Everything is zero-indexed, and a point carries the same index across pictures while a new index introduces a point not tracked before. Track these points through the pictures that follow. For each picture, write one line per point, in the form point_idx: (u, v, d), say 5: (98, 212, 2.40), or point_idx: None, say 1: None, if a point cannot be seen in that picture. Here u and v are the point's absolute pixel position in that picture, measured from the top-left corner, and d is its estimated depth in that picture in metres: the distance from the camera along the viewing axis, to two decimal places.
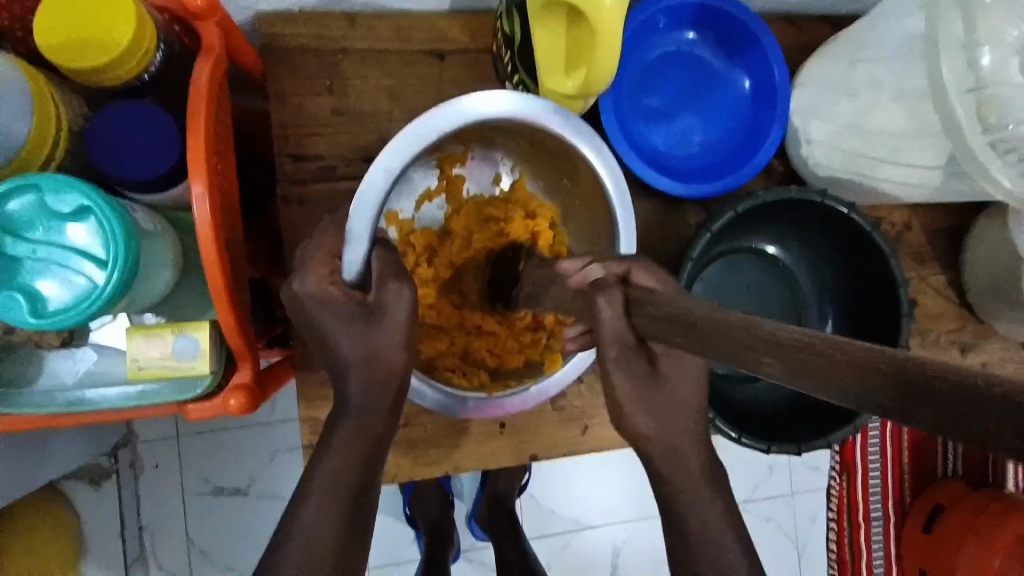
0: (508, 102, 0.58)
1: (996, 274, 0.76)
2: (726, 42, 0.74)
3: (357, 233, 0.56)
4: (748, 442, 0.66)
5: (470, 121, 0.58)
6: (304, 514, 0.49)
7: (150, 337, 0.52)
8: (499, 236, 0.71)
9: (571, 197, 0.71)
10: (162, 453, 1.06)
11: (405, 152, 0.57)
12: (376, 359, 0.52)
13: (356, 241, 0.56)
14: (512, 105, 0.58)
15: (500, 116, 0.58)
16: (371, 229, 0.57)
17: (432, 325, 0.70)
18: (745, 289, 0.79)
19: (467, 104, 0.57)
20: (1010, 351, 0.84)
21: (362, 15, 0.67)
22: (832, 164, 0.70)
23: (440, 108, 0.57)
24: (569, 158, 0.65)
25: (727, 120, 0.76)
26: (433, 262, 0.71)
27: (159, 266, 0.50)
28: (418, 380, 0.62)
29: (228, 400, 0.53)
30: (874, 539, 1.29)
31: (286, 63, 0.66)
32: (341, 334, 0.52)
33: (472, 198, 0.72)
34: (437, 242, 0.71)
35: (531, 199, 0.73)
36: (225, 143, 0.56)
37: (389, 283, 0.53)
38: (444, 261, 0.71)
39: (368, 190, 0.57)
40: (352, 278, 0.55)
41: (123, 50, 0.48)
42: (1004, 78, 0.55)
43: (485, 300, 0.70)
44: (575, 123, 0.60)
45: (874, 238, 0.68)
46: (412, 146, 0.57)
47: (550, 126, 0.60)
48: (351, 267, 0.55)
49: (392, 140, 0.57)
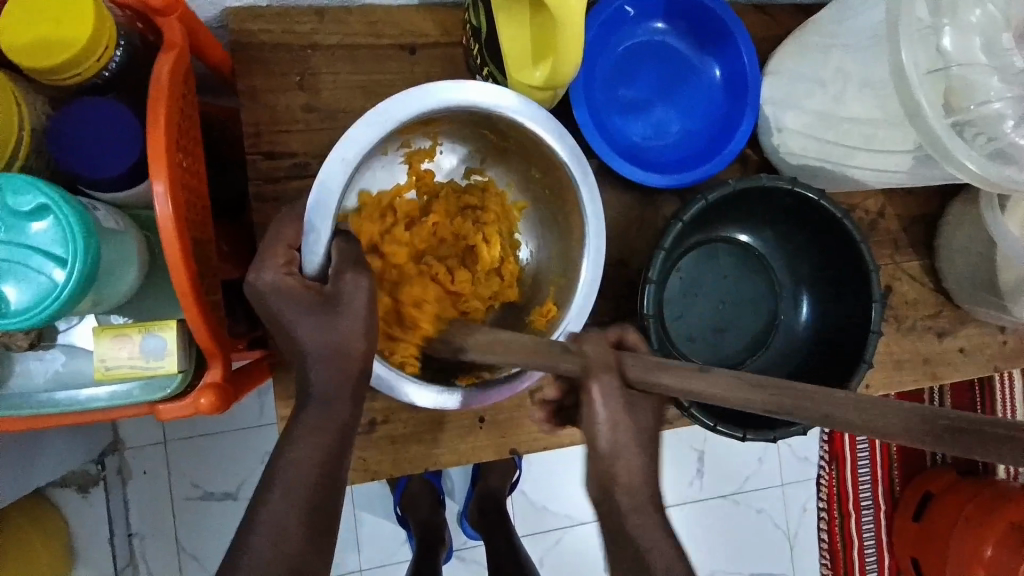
0: (469, 91, 0.59)
1: (971, 259, 0.78)
2: (695, 33, 0.75)
3: (316, 224, 0.56)
4: (723, 429, 0.67)
5: (435, 108, 0.59)
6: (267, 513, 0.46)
7: (115, 337, 0.51)
8: (474, 222, 0.72)
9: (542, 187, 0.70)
10: (149, 459, 1.05)
11: (370, 140, 0.57)
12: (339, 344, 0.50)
13: (315, 232, 0.56)
14: (473, 94, 0.59)
15: (458, 104, 0.59)
16: (332, 217, 0.57)
17: (392, 279, 0.66)
18: (724, 279, 0.78)
19: (433, 91, 0.58)
20: (987, 336, 0.86)
21: (332, 11, 0.67)
22: (803, 152, 0.71)
23: (403, 95, 0.57)
24: (535, 148, 0.65)
25: (701, 110, 0.76)
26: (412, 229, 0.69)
27: (123, 264, 0.50)
28: (380, 366, 0.60)
29: (199, 400, 0.52)
30: (864, 525, 1.31)
31: (256, 61, 0.66)
32: (301, 322, 0.51)
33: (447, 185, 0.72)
34: (416, 215, 0.71)
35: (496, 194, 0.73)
36: (191, 139, 0.55)
37: (346, 274, 0.53)
38: (422, 232, 0.70)
39: (326, 182, 0.56)
40: (312, 269, 0.55)
41: (85, 46, 0.48)
42: (969, 60, 0.56)
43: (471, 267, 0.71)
44: (539, 114, 0.61)
45: (844, 224, 0.68)
46: (370, 136, 0.57)
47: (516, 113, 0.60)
48: (311, 258, 0.55)
49: (354, 126, 0.57)
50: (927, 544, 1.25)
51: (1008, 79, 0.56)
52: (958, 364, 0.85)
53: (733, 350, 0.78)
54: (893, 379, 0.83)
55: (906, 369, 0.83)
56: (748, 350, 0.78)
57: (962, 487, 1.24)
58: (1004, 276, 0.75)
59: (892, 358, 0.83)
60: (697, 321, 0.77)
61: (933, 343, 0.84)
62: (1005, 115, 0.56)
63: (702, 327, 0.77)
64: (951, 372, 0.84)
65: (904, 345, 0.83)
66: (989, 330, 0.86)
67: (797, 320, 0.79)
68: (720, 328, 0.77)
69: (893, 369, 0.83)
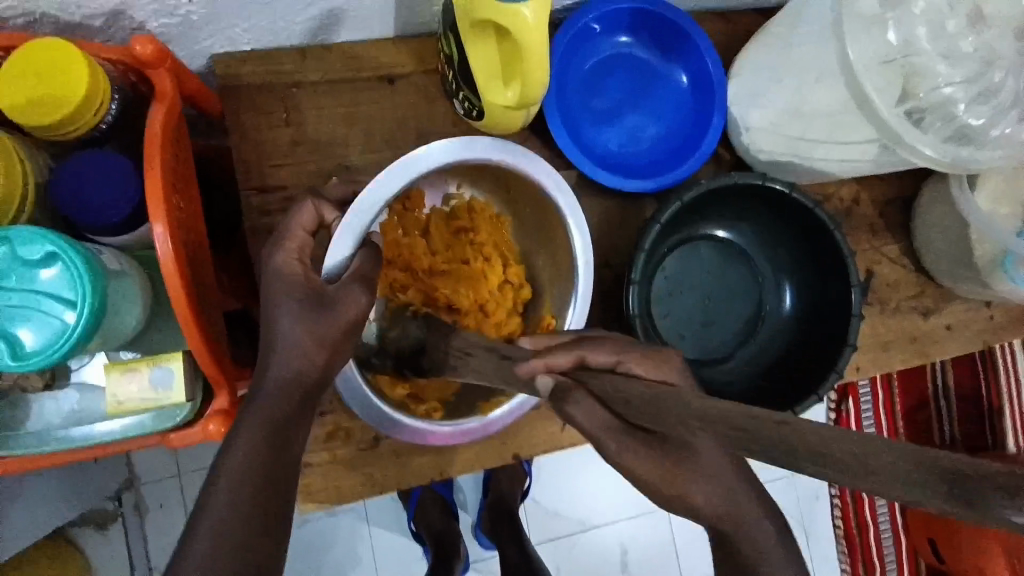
0: (440, 145, 0.63)
1: (946, 238, 0.80)
2: (660, 43, 0.78)
3: (346, 238, 0.61)
4: None
5: (439, 162, 0.64)
6: (265, 519, 0.49)
7: (125, 372, 0.54)
8: (470, 246, 0.75)
9: (520, 204, 0.75)
10: (164, 493, 1.06)
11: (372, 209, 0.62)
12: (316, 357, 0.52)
13: (342, 242, 0.60)
14: (445, 147, 0.64)
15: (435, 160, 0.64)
16: (357, 242, 0.61)
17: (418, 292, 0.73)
18: (707, 274, 0.81)
19: (414, 159, 0.63)
20: (972, 312, 0.88)
21: (313, 49, 0.71)
22: (772, 149, 0.74)
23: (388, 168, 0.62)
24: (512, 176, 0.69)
25: (673, 114, 0.79)
26: (428, 238, 0.74)
27: (128, 302, 0.53)
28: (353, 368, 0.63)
29: (208, 426, 0.56)
30: (878, 508, 1.36)
31: (243, 101, 0.69)
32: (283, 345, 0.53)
33: (435, 213, 0.75)
34: (424, 228, 0.74)
35: (481, 213, 0.76)
36: (185, 180, 0.59)
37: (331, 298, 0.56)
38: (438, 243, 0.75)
39: (350, 224, 0.61)
40: (332, 270, 0.59)
41: (81, 101, 0.51)
42: (916, 49, 0.59)
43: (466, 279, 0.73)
44: (512, 148, 0.65)
45: (817, 213, 0.71)
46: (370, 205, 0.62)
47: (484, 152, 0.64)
48: (334, 261, 0.59)
49: (352, 205, 0.62)
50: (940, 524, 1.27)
51: (953, 64, 0.59)
52: (945, 341, 0.87)
53: (720, 342, 0.80)
54: (882, 360, 0.85)
55: (893, 349, 0.85)
56: (733, 342, 0.80)
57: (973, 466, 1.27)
58: (978, 254, 0.78)
59: (879, 339, 0.85)
60: (681, 317, 0.79)
61: (917, 322, 0.86)
62: (956, 99, 0.59)
63: (687, 322, 0.79)
64: (938, 350, 0.86)
65: (889, 326, 0.85)
66: (974, 306, 0.88)
67: (781, 309, 0.81)
68: (707, 323, 0.80)
69: (882, 350, 0.85)
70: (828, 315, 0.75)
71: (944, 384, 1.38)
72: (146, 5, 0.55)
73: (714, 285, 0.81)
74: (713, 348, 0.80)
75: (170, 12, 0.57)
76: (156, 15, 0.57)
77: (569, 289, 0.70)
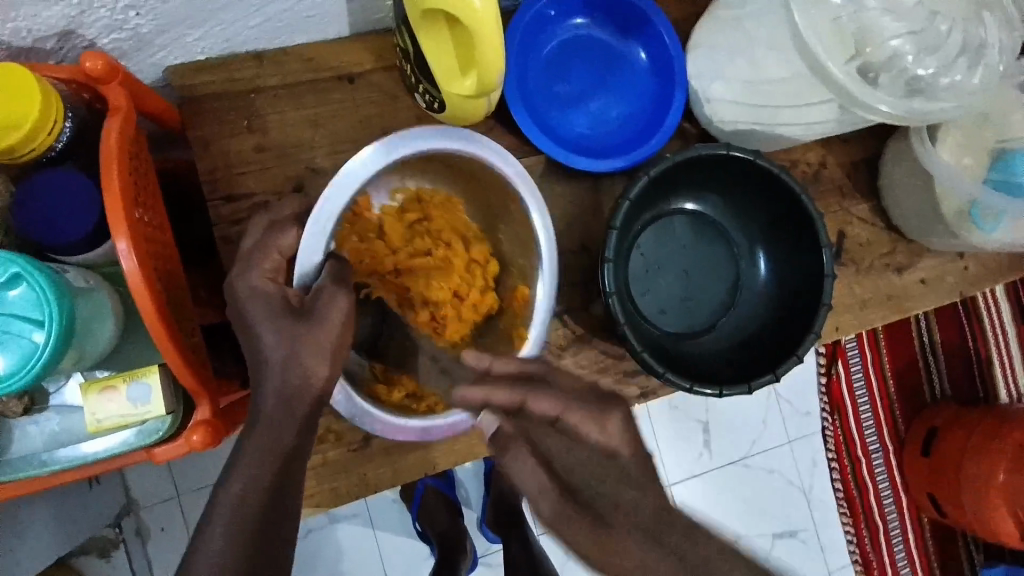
0: (364, 156, 0.61)
1: (913, 193, 0.81)
2: (616, 22, 0.79)
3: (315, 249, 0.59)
4: (699, 389, 0.69)
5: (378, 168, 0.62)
6: None
7: (103, 391, 0.54)
8: (428, 235, 0.73)
9: (466, 182, 0.72)
10: (165, 515, 1.06)
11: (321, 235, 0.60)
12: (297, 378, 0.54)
13: (312, 252, 0.59)
14: (368, 157, 0.62)
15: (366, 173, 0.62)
16: (322, 255, 0.59)
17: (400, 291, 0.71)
18: (682, 249, 0.82)
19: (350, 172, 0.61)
20: (946, 265, 0.89)
21: (269, 54, 0.70)
22: (735, 119, 0.74)
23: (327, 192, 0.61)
24: (446, 156, 0.67)
25: (635, 92, 0.80)
26: (385, 236, 0.71)
27: (98, 321, 0.53)
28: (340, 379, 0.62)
29: (191, 437, 0.55)
30: (876, 468, 1.40)
31: (203, 111, 0.69)
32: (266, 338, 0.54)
33: (383, 212, 0.71)
34: (378, 228, 0.71)
35: (431, 201, 0.73)
36: (149, 196, 0.59)
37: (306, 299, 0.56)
38: (396, 237, 0.71)
39: (309, 248, 0.59)
40: (308, 278, 0.59)
41: (36, 122, 0.51)
42: (860, 8, 0.60)
43: (439, 266, 0.71)
44: (441, 133, 0.64)
45: (783, 179, 0.72)
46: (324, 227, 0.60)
47: (408, 146, 0.63)
48: (306, 269, 0.59)
49: (302, 237, 0.59)
50: (941, 479, 1.31)
51: (898, 18, 0.60)
52: (922, 295, 0.88)
53: (701, 315, 0.81)
54: (860, 319, 0.86)
55: (871, 308, 0.86)
56: (713, 313, 0.81)
57: (964, 420, 1.31)
58: (945, 206, 0.79)
59: (856, 299, 0.86)
60: (660, 294, 0.80)
61: (893, 279, 0.87)
62: (904, 52, 0.60)
63: (666, 298, 0.80)
64: (915, 305, 0.88)
65: (865, 285, 0.86)
66: (948, 259, 0.90)
67: (757, 277, 0.82)
68: (687, 297, 0.81)
69: (860, 309, 0.86)
70: (803, 278, 0.76)
71: (932, 341, 1.41)
72: (96, 20, 0.55)
73: (690, 259, 0.82)
74: (695, 322, 0.81)
75: (119, 26, 0.57)
76: (106, 31, 0.57)
77: (534, 260, 0.68)
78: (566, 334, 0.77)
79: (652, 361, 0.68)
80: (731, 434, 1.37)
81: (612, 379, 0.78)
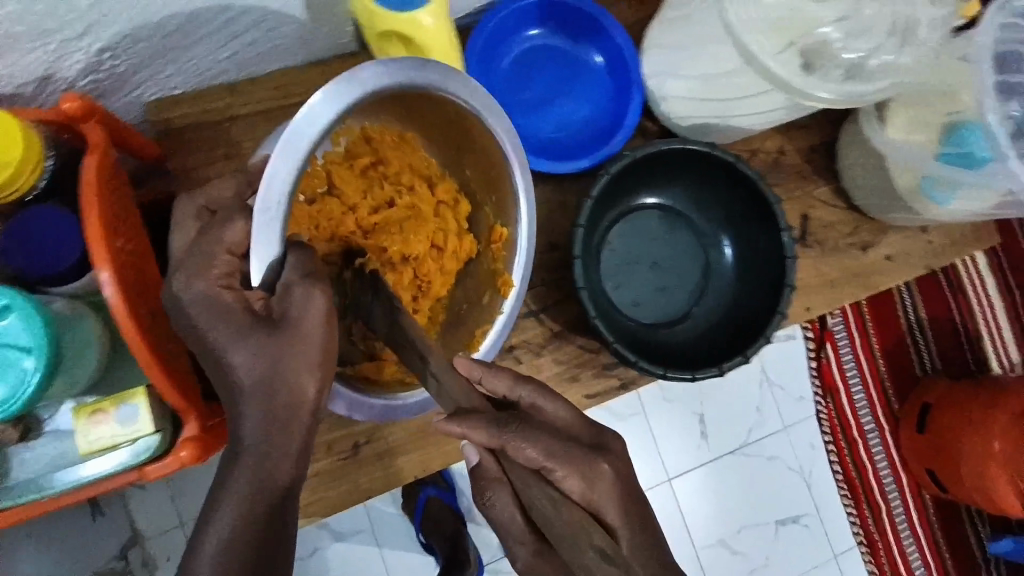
0: (319, 107, 0.52)
1: (869, 173, 0.84)
2: (570, 30, 0.82)
3: (268, 244, 0.51)
4: (673, 373, 0.72)
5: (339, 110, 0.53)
6: None
7: (93, 414, 0.56)
8: (386, 181, 0.70)
9: (426, 121, 0.68)
10: (169, 545, 1.07)
11: (280, 213, 0.51)
12: (287, 384, 0.49)
13: (264, 249, 0.50)
14: (324, 109, 0.52)
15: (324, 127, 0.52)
16: (278, 239, 0.51)
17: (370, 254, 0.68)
18: (650, 242, 0.84)
19: (298, 131, 0.52)
20: (910, 240, 0.92)
21: (240, 83, 0.73)
22: (690, 113, 0.78)
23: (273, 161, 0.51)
24: (408, 96, 0.61)
25: (595, 95, 0.83)
26: (339, 189, 0.67)
27: (85, 348, 0.56)
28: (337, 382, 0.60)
29: (181, 453, 0.57)
30: (873, 448, 1.42)
31: (179, 142, 0.72)
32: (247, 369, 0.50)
33: (331, 159, 0.66)
34: (328, 179, 0.66)
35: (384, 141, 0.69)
36: (131, 225, 0.61)
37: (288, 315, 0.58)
38: (352, 189, 0.68)
39: (264, 238, 0.50)
40: (262, 280, 0.51)
41: (17, 162, 0.54)
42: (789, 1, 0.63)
43: (404, 212, 0.70)
44: (392, 67, 0.55)
45: (738, 167, 0.75)
46: (277, 201, 0.51)
47: (366, 85, 0.54)
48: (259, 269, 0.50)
49: (253, 229, 0.51)
50: (939, 455, 1.31)
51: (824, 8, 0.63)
52: (888, 271, 0.91)
53: (674, 304, 0.84)
54: (831, 298, 0.89)
55: (841, 286, 0.89)
56: (686, 301, 0.84)
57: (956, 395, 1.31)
58: (899, 183, 0.82)
59: (825, 279, 0.89)
60: (633, 287, 0.83)
61: (859, 258, 0.90)
62: (834, 40, 0.64)
63: (639, 291, 0.83)
64: (883, 280, 0.90)
65: (832, 265, 0.89)
66: (912, 234, 0.92)
67: (725, 262, 0.85)
68: (659, 288, 0.84)
69: (829, 289, 0.89)
70: (766, 260, 0.79)
71: (917, 318, 1.43)
72: (72, 64, 0.59)
73: (659, 250, 0.85)
74: (669, 311, 0.83)
75: (96, 68, 0.61)
76: (83, 73, 0.60)
77: (513, 214, 0.68)
78: (544, 332, 0.80)
79: (626, 351, 0.71)
80: (728, 425, 1.39)
81: (592, 372, 0.81)
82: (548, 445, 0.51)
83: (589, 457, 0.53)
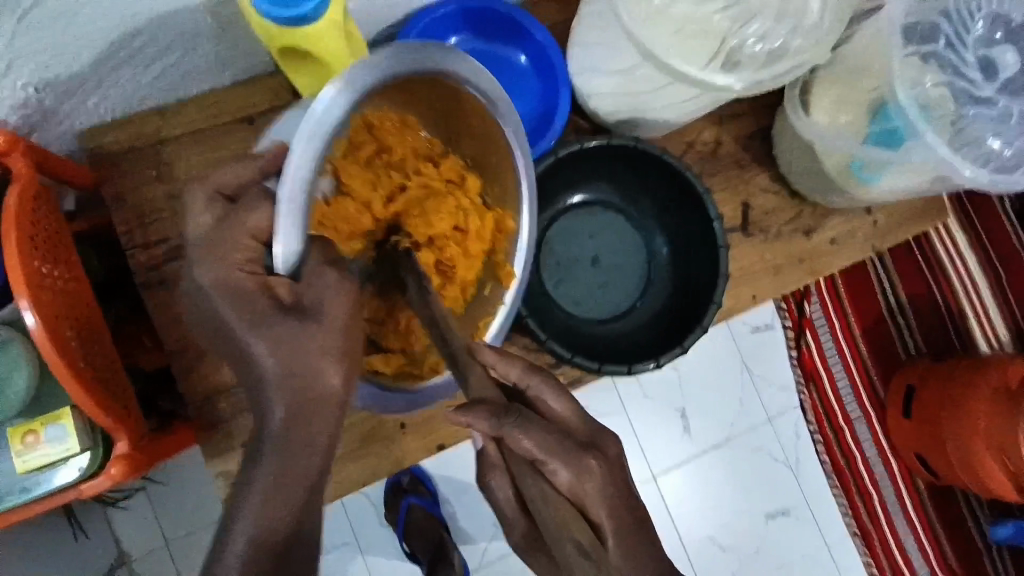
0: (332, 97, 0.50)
1: (802, 157, 0.84)
2: (494, 32, 0.83)
3: (289, 238, 0.48)
4: (608, 368, 0.73)
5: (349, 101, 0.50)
6: None
7: (25, 436, 0.60)
8: None
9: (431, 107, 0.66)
10: (155, 564, 1.07)
11: (302, 207, 0.49)
12: (284, 378, 0.49)
13: (284, 241, 0.48)
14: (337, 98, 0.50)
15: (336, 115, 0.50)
16: (299, 232, 0.49)
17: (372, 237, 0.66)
18: (589, 238, 0.85)
19: (312, 123, 0.49)
20: (855, 222, 0.92)
21: (170, 107, 0.76)
22: (616, 109, 0.79)
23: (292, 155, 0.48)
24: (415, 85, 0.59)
25: (524, 94, 0.85)
26: None
27: (12, 369, 0.60)
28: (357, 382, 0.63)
29: (110, 470, 0.60)
30: (859, 434, 1.41)
31: (113, 168, 0.74)
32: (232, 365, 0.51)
33: None
34: None
35: None
36: (54, 247, 0.63)
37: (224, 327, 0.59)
38: None
39: (289, 232, 0.48)
40: (289, 268, 0.49)
41: None
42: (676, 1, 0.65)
43: None
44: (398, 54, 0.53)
45: (665, 159, 0.76)
46: (299, 197, 0.48)
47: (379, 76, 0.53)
48: (286, 258, 0.49)
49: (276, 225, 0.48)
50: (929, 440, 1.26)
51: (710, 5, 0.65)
52: (833, 254, 0.91)
53: (615, 299, 0.85)
54: (776, 283, 0.89)
55: (786, 271, 0.89)
56: (627, 296, 0.85)
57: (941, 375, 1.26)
58: (830, 165, 0.81)
59: (770, 265, 0.89)
60: (573, 285, 0.84)
61: (803, 242, 0.90)
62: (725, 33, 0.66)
63: (579, 289, 0.84)
64: (829, 264, 0.91)
65: (776, 251, 0.90)
66: (857, 216, 0.92)
67: (664, 255, 0.86)
68: (599, 284, 0.84)
69: (774, 274, 0.89)
70: (699, 251, 0.79)
71: (897, 301, 1.42)
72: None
73: (599, 246, 0.86)
74: (611, 306, 0.84)
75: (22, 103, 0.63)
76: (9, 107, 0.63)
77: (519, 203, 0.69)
78: None
79: (558, 348, 0.72)
80: (716, 416, 1.37)
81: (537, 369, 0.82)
82: (545, 441, 0.51)
83: (578, 453, 0.51)
